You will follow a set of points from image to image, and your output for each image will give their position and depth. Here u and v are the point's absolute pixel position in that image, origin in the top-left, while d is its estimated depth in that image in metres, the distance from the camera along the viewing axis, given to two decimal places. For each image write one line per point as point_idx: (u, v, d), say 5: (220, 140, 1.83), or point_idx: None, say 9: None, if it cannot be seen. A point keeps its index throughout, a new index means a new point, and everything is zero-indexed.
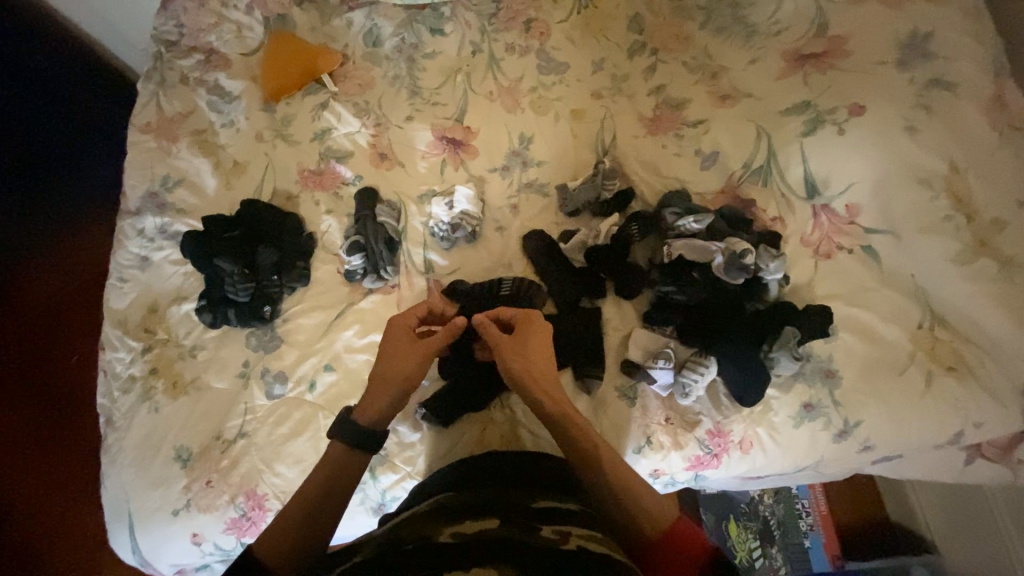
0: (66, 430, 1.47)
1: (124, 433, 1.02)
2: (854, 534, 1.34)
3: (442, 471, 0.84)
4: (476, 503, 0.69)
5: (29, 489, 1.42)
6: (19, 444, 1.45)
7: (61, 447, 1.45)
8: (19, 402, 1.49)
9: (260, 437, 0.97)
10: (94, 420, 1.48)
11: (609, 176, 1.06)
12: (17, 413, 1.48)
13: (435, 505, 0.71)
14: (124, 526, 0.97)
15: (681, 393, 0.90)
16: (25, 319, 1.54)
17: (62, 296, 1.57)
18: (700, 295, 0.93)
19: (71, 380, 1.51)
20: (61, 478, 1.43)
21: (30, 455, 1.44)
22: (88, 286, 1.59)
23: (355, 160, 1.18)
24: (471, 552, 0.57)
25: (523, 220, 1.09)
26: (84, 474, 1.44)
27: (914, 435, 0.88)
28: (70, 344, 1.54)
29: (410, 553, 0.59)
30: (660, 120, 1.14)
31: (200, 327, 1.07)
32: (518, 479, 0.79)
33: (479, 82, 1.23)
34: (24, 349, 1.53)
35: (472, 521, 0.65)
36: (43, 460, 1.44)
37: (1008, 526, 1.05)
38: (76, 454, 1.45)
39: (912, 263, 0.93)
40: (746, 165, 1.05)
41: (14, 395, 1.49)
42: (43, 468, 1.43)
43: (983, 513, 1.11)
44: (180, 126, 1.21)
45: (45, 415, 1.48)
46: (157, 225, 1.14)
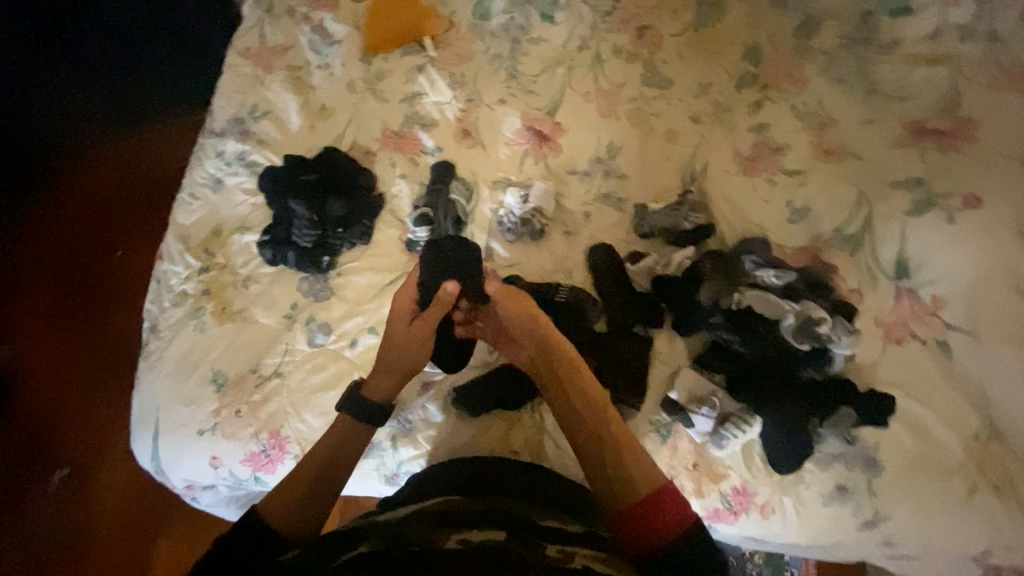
0: (100, 324, 1.52)
1: (167, 344, 1.05)
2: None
3: (458, 462, 0.84)
4: (481, 513, 0.70)
5: (58, 369, 1.48)
6: (62, 323, 1.52)
7: (94, 337, 1.51)
8: (69, 285, 1.56)
9: (292, 381, 0.99)
10: (132, 320, 1.53)
11: (695, 208, 1.03)
12: (65, 294, 1.55)
13: (438, 509, 0.71)
14: (149, 431, 1.01)
15: (717, 445, 0.87)
16: (102, 210, 1.63)
17: (135, 199, 1.64)
18: (761, 351, 0.88)
19: (119, 277, 1.56)
20: (86, 368, 1.49)
21: (68, 337, 1.51)
22: (153, 196, 1.64)
23: (439, 131, 1.17)
24: (475, 561, 0.58)
25: (594, 230, 1.06)
26: (107, 368, 1.49)
27: (936, 543, 0.85)
28: (126, 243, 1.60)
29: (416, 554, 0.59)
30: (756, 160, 1.10)
31: (257, 260, 1.09)
32: (525, 495, 0.79)
33: (579, 79, 1.20)
34: (87, 237, 1.60)
35: (478, 531, 0.65)
36: (77, 347, 1.50)
37: None
38: (104, 349, 1.50)
39: (986, 371, 0.88)
40: (838, 229, 0.99)
41: (67, 277, 1.56)
42: (76, 354, 1.50)
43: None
44: (278, 58, 1.21)
45: (87, 304, 1.54)
46: (237, 151, 1.15)
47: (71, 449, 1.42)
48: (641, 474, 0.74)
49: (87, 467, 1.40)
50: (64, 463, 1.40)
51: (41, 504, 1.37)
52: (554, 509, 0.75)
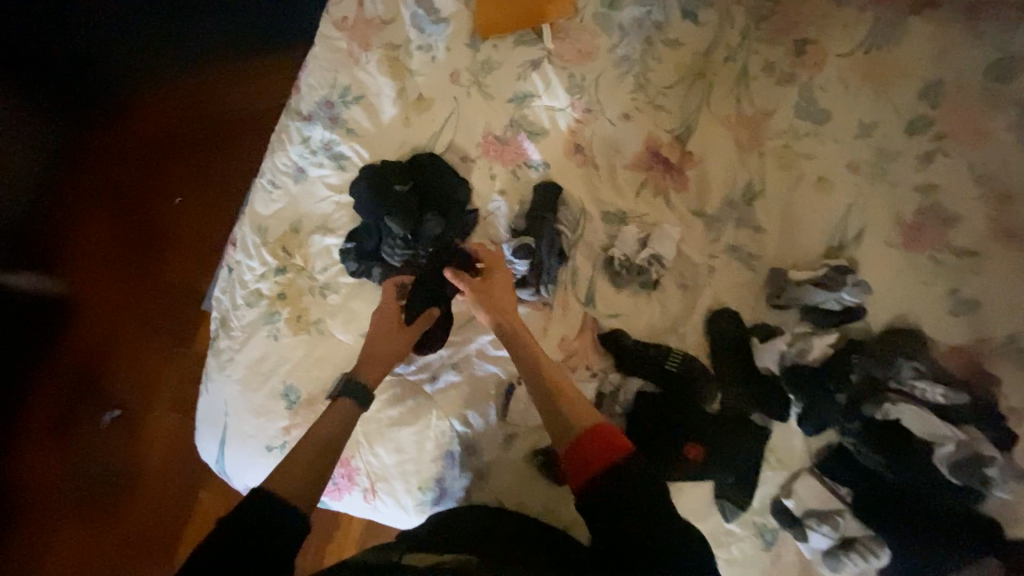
0: (160, 254, 1.30)
1: (238, 346, 0.99)
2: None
3: (467, 513, 0.82)
4: None
5: (111, 305, 1.26)
6: (116, 248, 1.28)
7: (151, 270, 1.29)
8: (129, 206, 1.31)
9: (368, 410, 0.92)
10: (197, 253, 1.31)
11: (852, 289, 0.87)
12: (121, 215, 1.30)
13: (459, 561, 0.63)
14: (217, 435, 0.97)
15: (829, 566, 0.77)
16: (167, 127, 1.35)
17: (211, 124, 1.37)
18: (903, 474, 0.78)
19: (188, 211, 1.32)
20: (140, 304, 1.27)
21: (123, 266, 1.28)
22: (232, 127, 1.37)
23: (548, 142, 1.03)
24: None
25: (715, 290, 0.93)
26: (166, 310, 1.27)
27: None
28: (199, 169, 1.34)
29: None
30: (919, 231, 0.93)
31: (338, 268, 1.00)
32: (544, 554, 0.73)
33: (718, 100, 1.03)
34: (151, 149, 1.33)
35: None
36: (133, 284, 1.27)
37: None
38: (164, 286, 1.28)
39: None
40: (1012, 337, 0.84)
41: (124, 194, 1.31)
42: (137, 292, 1.27)
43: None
44: (376, 32, 1.06)
45: (147, 228, 1.31)
46: (324, 139, 1.03)
47: (122, 391, 1.22)
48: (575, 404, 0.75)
49: (143, 413, 1.22)
50: (113, 406, 1.21)
51: (92, 449, 1.18)
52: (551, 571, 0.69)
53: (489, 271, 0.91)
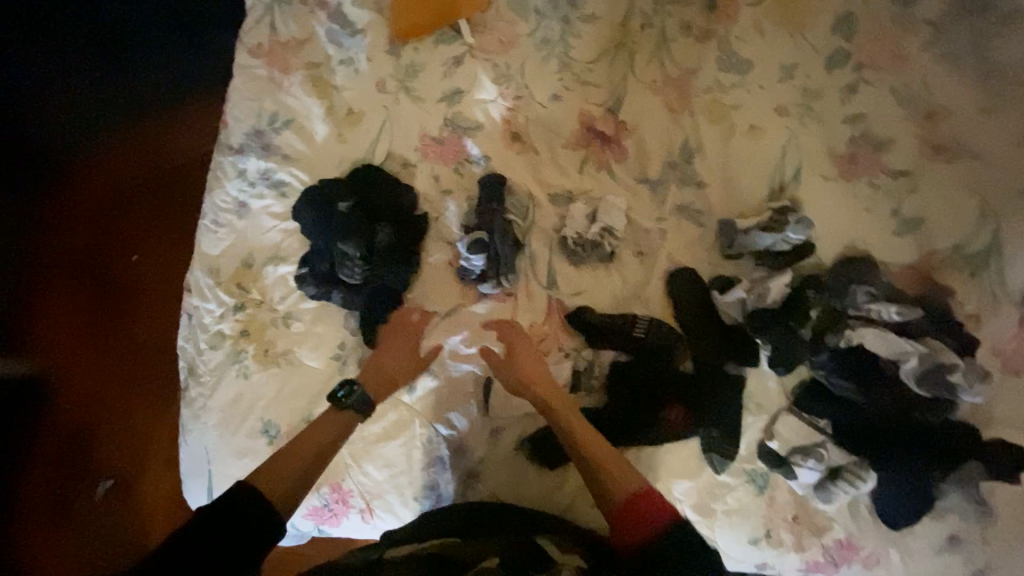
0: (125, 314, 1.23)
1: (209, 391, 0.97)
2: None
3: (445, 506, 0.86)
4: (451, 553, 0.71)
5: (90, 374, 1.20)
6: (87, 316, 1.23)
7: (119, 333, 1.22)
8: (89, 272, 1.25)
9: (351, 430, 0.92)
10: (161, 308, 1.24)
11: (797, 226, 0.89)
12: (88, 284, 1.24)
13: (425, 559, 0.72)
14: (203, 484, 0.95)
15: (822, 499, 0.79)
16: (116, 182, 1.28)
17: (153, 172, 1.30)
18: (875, 396, 0.79)
19: (150, 265, 1.26)
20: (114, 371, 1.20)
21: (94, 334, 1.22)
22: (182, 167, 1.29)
23: (485, 136, 1.03)
24: None
25: (670, 250, 0.95)
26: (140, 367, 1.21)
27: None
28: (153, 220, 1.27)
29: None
30: (853, 161, 0.95)
31: (297, 295, 0.98)
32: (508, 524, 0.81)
33: (643, 67, 1.05)
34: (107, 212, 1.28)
35: None
36: (103, 353, 1.21)
37: None
38: (138, 345, 1.22)
39: None
40: (957, 246, 0.87)
41: (89, 264, 1.26)
42: (110, 356, 1.21)
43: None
44: (294, 54, 1.05)
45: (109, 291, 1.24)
46: (260, 169, 1.02)
47: (113, 459, 1.17)
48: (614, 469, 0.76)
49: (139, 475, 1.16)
50: (107, 474, 1.16)
51: (90, 521, 1.14)
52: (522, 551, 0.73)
53: (510, 342, 0.90)
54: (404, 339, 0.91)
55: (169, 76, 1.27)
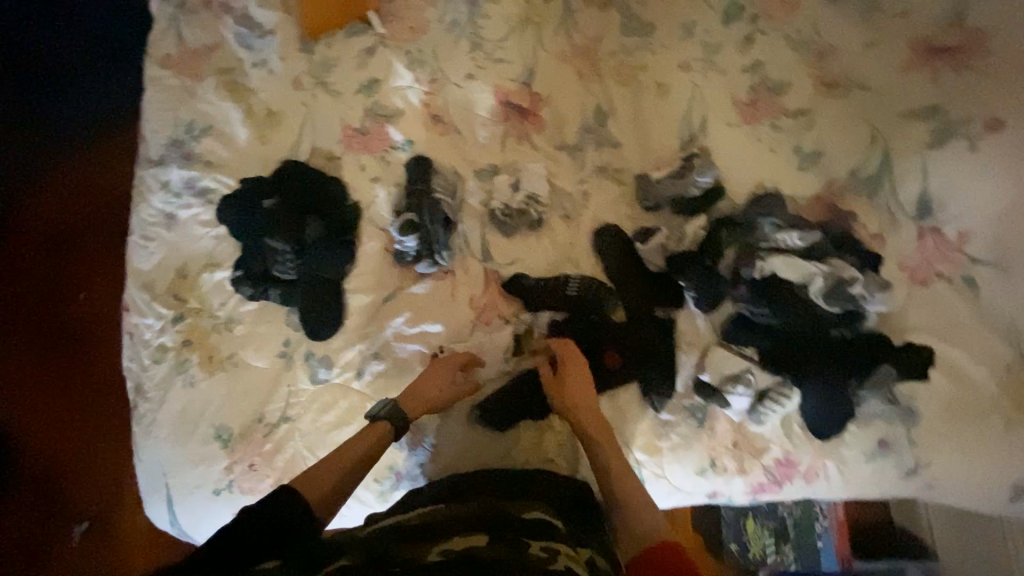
0: (82, 356, 1.24)
1: (157, 406, 0.96)
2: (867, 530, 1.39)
3: (484, 474, 0.84)
4: (461, 523, 0.70)
5: (52, 415, 1.21)
6: (40, 363, 1.23)
7: (76, 376, 1.23)
8: (38, 320, 1.25)
9: (305, 423, 0.93)
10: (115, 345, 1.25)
11: (702, 170, 0.95)
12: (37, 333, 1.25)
13: (424, 521, 0.71)
14: (163, 498, 0.95)
15: (755, 421, 0.84)
16: (56, 221, 1.30)
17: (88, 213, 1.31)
18: (790, 320, 0.84)
19: (98, 304, 1.26)
20: (75, 414, 1.21)
21: (51, 380, 1.23)
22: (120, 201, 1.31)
23: (406, 121, 1.04)
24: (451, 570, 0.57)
25: (594, 210, 0.99)
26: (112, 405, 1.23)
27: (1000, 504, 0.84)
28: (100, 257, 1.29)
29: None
30: (756, 106, 1.01)
31: (235, 299, 0.98)
32: (506, 489, 0.80)
33: (551, 39, 1.08)
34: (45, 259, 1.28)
35: (460, 537, 0.66)
36: (64, 397, 1.22)
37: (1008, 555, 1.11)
38: (99, 383, 1.23)
39: (1013, 303, 0.85)
40: (853, 172, 0.93)
41: (35, 312, 1.26)
42: (72, 399, 1.22)
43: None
44: (206, 62, 1.06)
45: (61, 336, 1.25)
46: (183, 178, 1.02)
47: (87, 498, 1.18)
48: (645, 518, 0.71)
49: (115, 513, 1.18)
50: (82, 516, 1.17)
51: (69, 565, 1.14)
52: (551, 530, 0.71)
53: (564, 367, 0.86)
54: (447, 368, 0.88)
55: (95, 107, 1.30)
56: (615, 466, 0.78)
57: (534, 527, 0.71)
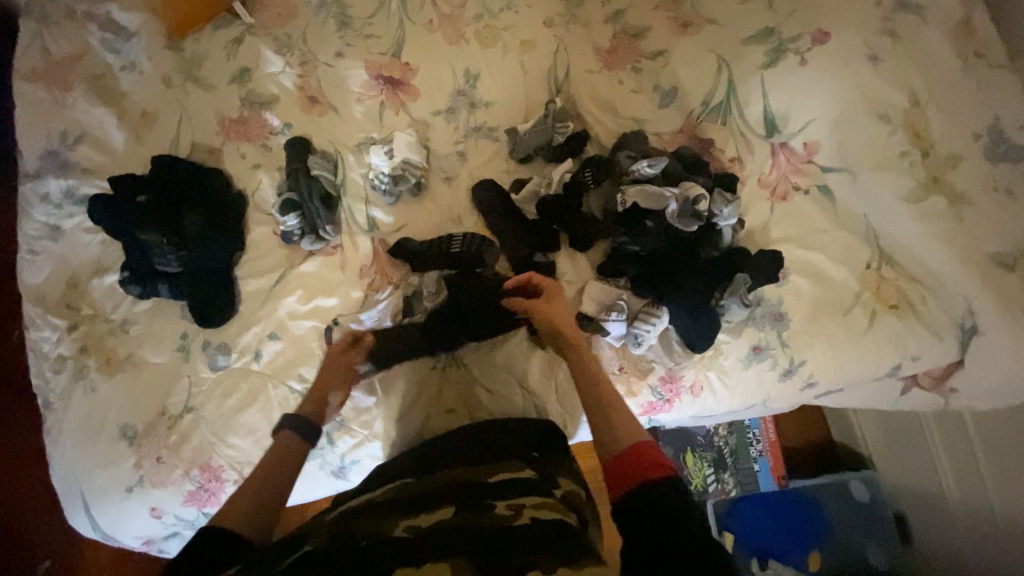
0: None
1: (62, 415, 0.94)
2: (808, 451, 1.36)
3: (443, 440, 0.77)
4: (430, 492, 0.62)
5: None
6: None
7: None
8: None
9: (208, 410, 0.93)
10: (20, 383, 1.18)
11: (561, 117, 0.99)
12: None
13: (389, 495, 0.63)
14: (79, 506, 0.93)
15: (634, 343, 0.89)
16: None
17: None
18: (653, 245, 0.91)
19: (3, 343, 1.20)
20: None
21: None
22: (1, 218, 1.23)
23: (282, 106, 1.06)
24: (426, 547, 0.51)
25: (472, 168, 1.02)
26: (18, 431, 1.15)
27: (894, 396, 0.93)
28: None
29: (364, 554, 0.50)
30: (616, 52, 1.05)
31: (129, 300, 0.98)
32: (477, 448, 0.74)
33: (416, 9, 1.09)
34: None
35: (428, 511, 0.58)
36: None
37: (939, 452, 1.08)
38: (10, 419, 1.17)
39: (865, 202, 0.89)
40: (704, 102, 0.98)
41: None
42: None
43: (960, 442, 1.03)
44: (73, 71, 1.05)
45: None
46: (62, 188, 1.01)
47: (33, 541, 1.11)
48: (623, 426, 0.67)
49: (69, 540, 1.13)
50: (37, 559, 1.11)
51: None
52: (523, 483, 0.64)
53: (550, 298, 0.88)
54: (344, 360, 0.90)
55: None
56: (586, 379, 0.76)
57: (505, 485, 0.63)
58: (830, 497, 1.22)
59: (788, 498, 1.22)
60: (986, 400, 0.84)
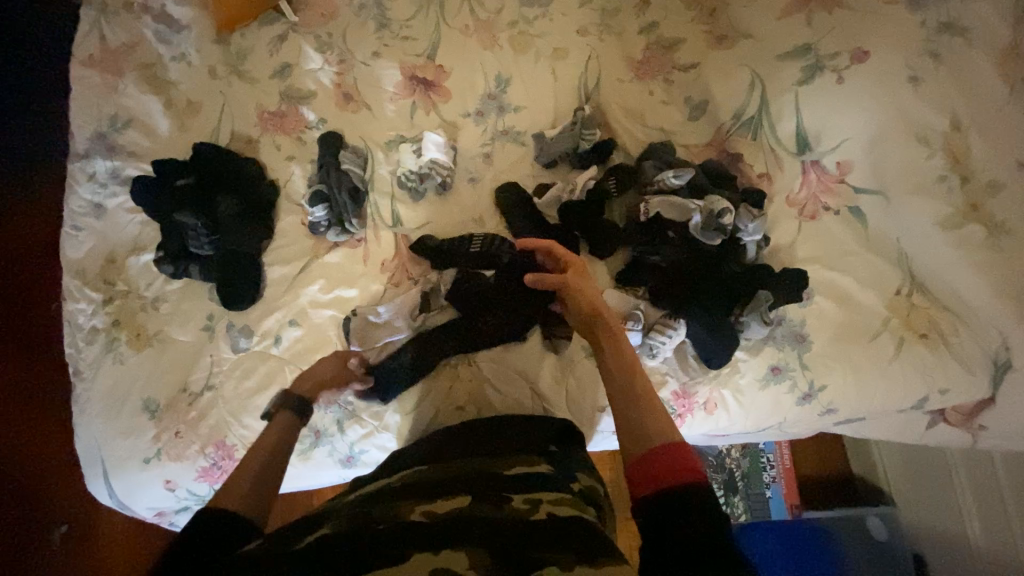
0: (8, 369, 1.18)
1: (90, 384, 0.99)
2: (827, 485, 1.31)
3: (460, 429, 0.78)
4: (447, 479, 0.63)
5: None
6: None
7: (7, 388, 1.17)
8: None
9: (226, 390, 0.96)
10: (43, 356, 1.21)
11: (588, 125, 0.99)
12: None
13: (406, 481, 0.63)
14: (98, 473, 0.96)
15: (648, 354, 0.88)
16: None
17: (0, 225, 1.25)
18: (674, 255, 0.90)
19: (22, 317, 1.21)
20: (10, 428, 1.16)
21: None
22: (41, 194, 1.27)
23: (318, 101, 1.09)
24: (443, 535, 0.51)
25: (498, 171, 1.03)
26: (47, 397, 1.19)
27: (919, 430, 0.90)
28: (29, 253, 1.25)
29: (380, 536, 0.51)
30: (648, 64, 1.05)
31: (160, 278, 1.02)
32: (496, 441, 0.74)
33: (454, 13, 1.12)
34: None
35: (445, 499, 0.58)
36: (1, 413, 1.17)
37: (966, 495, 1.03)
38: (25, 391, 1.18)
39: (897, 226, 0.87)
40: (736, 115, 0.98)
41: None
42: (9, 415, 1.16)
43: (988, 485, 0.98)
44: (127, 59, 1.11)
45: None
46: (108, 169, 1.06)
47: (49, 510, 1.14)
48: (656, 426, 0.61)
49: (91, 512, 1.17)
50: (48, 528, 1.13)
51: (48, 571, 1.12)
52: (540, 478, 0.64)
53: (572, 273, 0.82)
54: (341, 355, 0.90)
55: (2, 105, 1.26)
56: (616, 368, 0.69)
57: (522, 479, 0.63)
58: (842, 531, 1.18)
59: (801, 529, 1.18)
60: (1018, 442, 0.81)
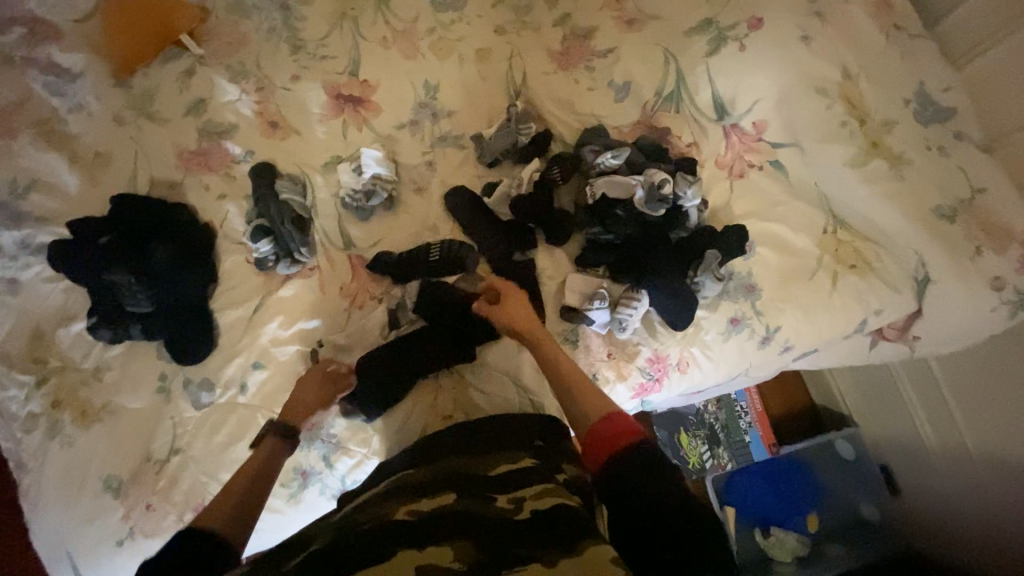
0: None
1: (39, 475, 0.90)
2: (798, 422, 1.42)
3: (442, 436, 0.77)
4: (433, 480, 0.63)
5: None
6: None
7: None
8: None
9: (197, 450, 0.90)
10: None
11: (524, 119, 1.02)
12: None
13: (393, 487, 0.63)
14: (65, 569, 0.88)
15: (619, 328, 0.92)
16: None
17: None
18: (627, 231, 0.94)
19: None
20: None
21: None
22: None
23: (242, 133, 1.05)
24: (427, 531, 0.52)
25: (442, 177, 1.03)
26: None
27: (864, 351, 0.99)
28: None
29: (365, 535, 0.51)
30: (569, 53, 1.09)
31: (98, 346, 0.95)
32: (478, 444, 0.74)
33: (369, 27, 1.11)
34: None
35: (431, 498, 0.58)
36: None
37: (916, 405, 1.14)
38: None
39: (815, 171, 0.95)
40: (657, 92, 1.02)
41: None
42: None
43: (933, 393, 1.10)
44: (16, 117, 1.02)
45: None
46: (16, 239, 0.97)
47: None
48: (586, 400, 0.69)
49: None
50: None
51: None
52: (523, 471, 0.64)
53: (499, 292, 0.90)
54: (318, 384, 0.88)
55: None
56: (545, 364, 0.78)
57: (505, 477, 0.63)
58: (817, 457, 1.28)
59: (779, 464, 1.28)
60: (945, 345, 0.91)
